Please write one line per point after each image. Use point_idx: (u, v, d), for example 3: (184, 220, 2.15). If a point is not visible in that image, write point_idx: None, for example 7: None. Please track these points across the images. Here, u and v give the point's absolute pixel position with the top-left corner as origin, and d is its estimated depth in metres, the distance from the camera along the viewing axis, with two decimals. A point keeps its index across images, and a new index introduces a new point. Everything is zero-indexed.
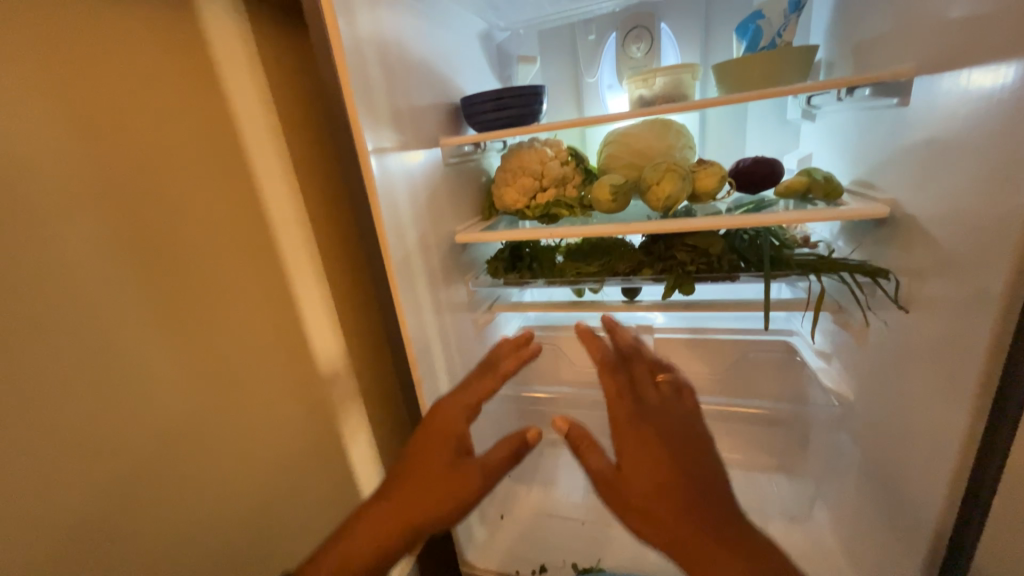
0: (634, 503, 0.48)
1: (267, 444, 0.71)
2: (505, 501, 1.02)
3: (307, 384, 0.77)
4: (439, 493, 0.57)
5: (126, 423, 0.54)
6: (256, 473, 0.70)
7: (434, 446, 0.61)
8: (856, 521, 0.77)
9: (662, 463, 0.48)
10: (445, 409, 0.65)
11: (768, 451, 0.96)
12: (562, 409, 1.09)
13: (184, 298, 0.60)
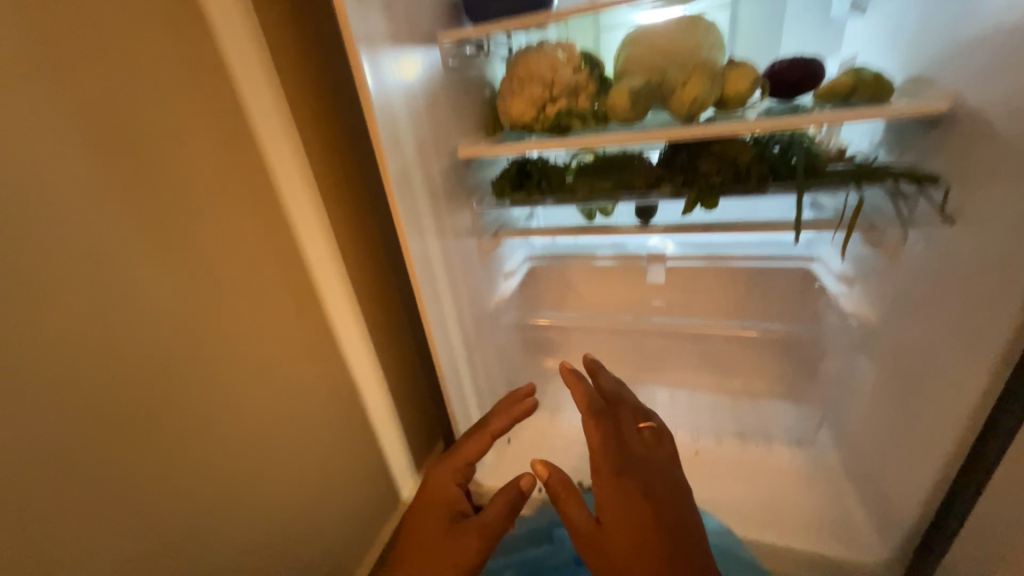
0: (611, 558, 0.53)
1: (281, 378, 0.68)
2: (510, 426, 1.03)
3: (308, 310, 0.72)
4: (443, 553, 0.60)
5: (111, 351, 0.47)
6: (263, 403, 0.65)
7: (434, 513, 0.65)
8: (867, 446, 0.75)
9: (641, 528, 0.54)
10: (435, 479, 0.69)
11: (776, 377, 0.94)
12: (567, 338, 1.07)
13: (166, 214, 0.52)
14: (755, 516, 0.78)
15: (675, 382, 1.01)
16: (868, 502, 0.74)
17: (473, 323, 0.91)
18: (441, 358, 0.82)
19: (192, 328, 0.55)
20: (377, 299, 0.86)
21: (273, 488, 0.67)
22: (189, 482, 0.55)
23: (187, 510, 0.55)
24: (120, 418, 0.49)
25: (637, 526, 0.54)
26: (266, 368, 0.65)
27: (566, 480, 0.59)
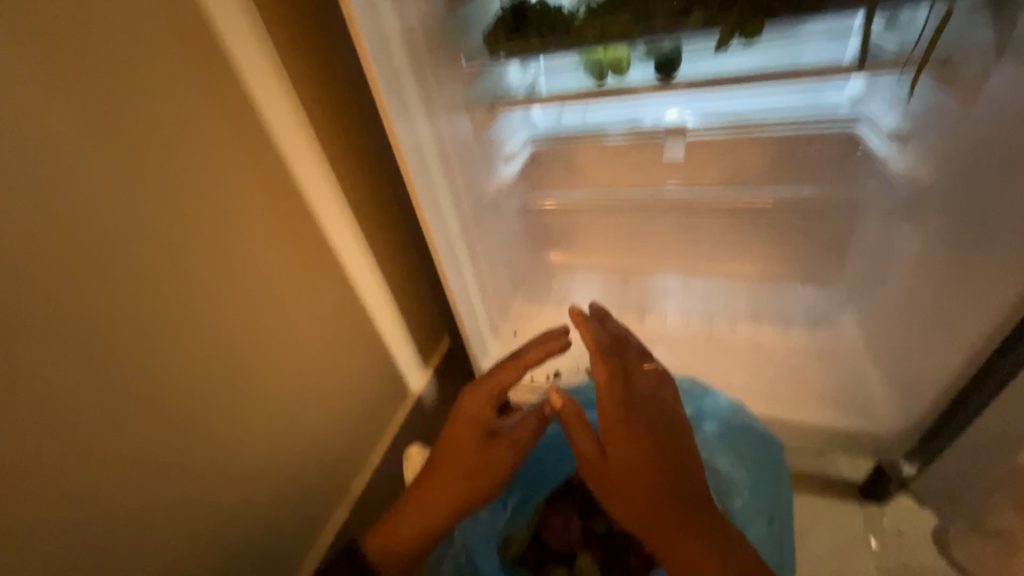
0: (613, 485, 0.52)
1: (260, 271, 0.64)
2: (516, 319, 1.00)
3: (280, 195, 0.65)
4: (476, 471, 0.60)
5: (43, 228, 0.44)
6: (241, 293, 0.62)
7: (466, 433, 0.62)
8: (901, 320, 0.71)
9: (646, 460, 0.51)
10: (468, 401, 0.64)
11: (806, 256, 0.86)
12: (577, 225, 0.98)
13: (71, 71, 0.45)
14: (761, 395, 0.79)
15: (687, 269, 0.95)
16: (896, 378, 0.71)
17: (470, 208, 0.82)
18: (437, 242, 0.77)
19: (148, 208, 0.52)
20: (361, 184, 0.77)
21: (270, 377, 0.67)
22: (166, 368, 0.55)
23: (178, 394, 0.56)
24: (73, 298, 0.47)
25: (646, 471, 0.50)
26: (241, 255, 0.62)
27: (578, 416, 0.56)
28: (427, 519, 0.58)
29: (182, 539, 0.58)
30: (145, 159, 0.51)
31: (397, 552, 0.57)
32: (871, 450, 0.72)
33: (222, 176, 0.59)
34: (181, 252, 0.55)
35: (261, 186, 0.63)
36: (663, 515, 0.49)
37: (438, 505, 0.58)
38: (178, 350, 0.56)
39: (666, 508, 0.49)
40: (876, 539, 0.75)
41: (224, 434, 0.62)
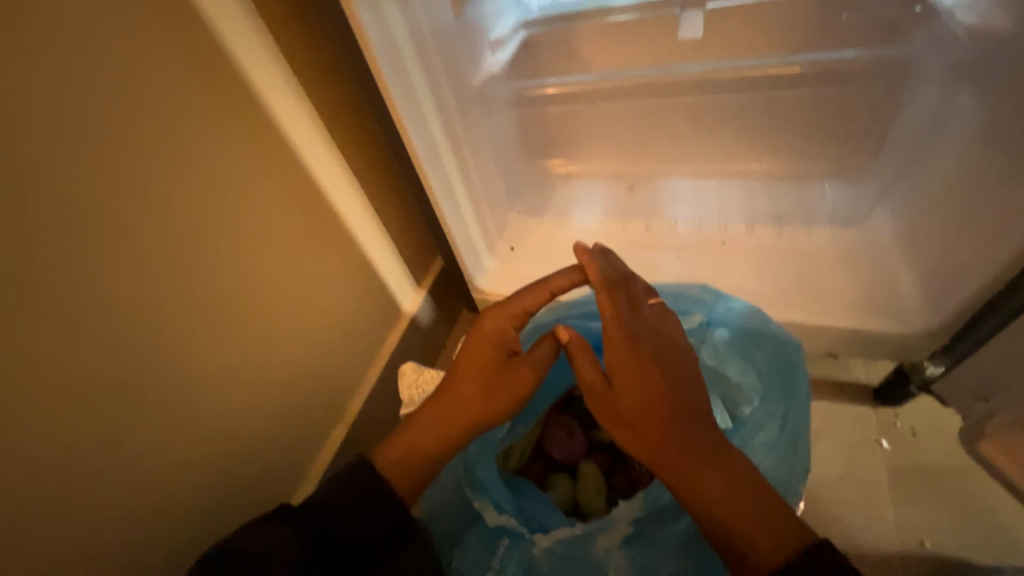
0: (620, 417, 0.48)
1: (214, 184, 0.55)
2: (513, 235, 0.90)
3: (224, 91, 0.54)
4: (495, 390, 0.55)
5: None
6: (195, 211, 0.54)
7: (484, 351, 0.57)
8: (954, 212, 0.62)
9: (651, 387, 0.47)
10: (491, 320, 0.58)
11: (838, 147, 0.76)
12: (576, 124, 0.86)
13: None
14: (782, 297, 0.71)
15: (702, 171, 0.87)
16: (931, 277, 0.65)
17: (455, 104, 0.71)
18: (415, 141, 0.67)
19: (59, 100, 0.42)
20: (324, 73, 0.65)
21: (245, 301, 0.61)
22: (117, 298, 0.48)
23: (141, 322, 0.51)
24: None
25: (660, 403, 0.46)
26: (189, 162, 0.52)
27: (584, 349, 0.52)
28: (442, 432, 0.54)
29: (175, 466, 0.56)
30: (42, 36, 0.40)
31: (408, 466, 0.54)
32: (894, 353, 0.67)
33: (146, 62, 0.48)
34: (111, 158, 0.46)
35: (197, 75, 0.52)
36: (677, 446, 0.45)
37: (454, 420, 0.55)
38: (130, 274, 0.49)
39: (680, 438, 0.45)
40: (887, 440, 0.73)
41: (204, 361, 0.58)
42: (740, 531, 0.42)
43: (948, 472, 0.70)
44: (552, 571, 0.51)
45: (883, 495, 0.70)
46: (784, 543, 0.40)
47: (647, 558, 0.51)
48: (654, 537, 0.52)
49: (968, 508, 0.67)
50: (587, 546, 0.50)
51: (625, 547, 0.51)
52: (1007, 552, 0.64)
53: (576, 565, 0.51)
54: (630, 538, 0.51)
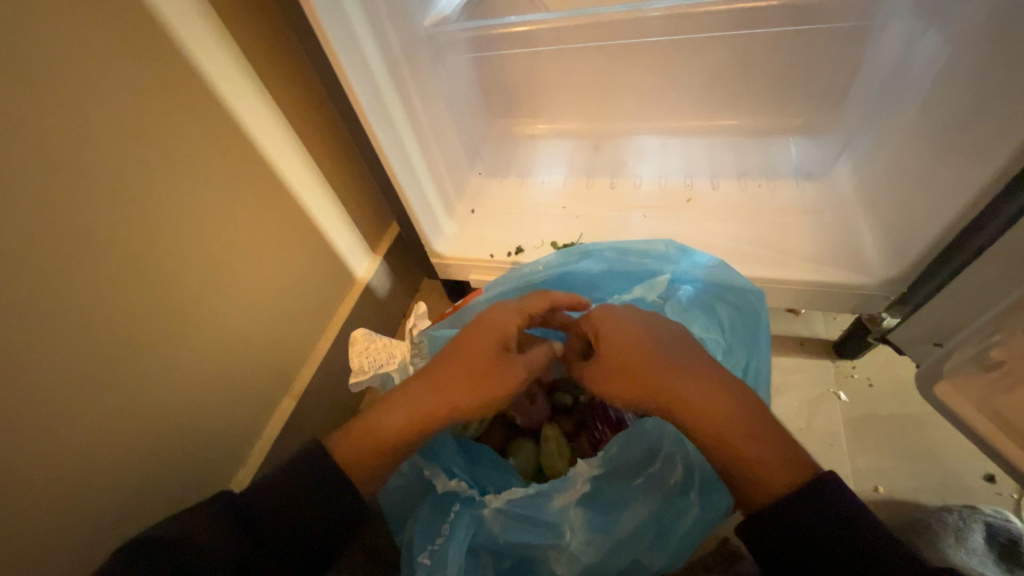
0: (615, 363, 0.48)
1: (124, 136, 0.47)
2: (474, 197, 0.85)
3: (129, 27, 0.46)
4: (485, 382, 0.50)
5: None
6: (101, 168, 0.46)
7: (483, 335, 0.51)
8: (917, 163, 0.61)
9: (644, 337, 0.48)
10: (497, 308, 0.54)
11: (804, 95, 0.74)
12: (539, 76, 0.81)
13: None
14: (747, 252, 0.70)
15: (666, 128, 0.84)
16: (892, 229, 0.64)
17: (403, 53, 0.64)
18: (360, 95, 0.58)
19: None
20: (251, 3, 0.56)
21: (170, 266, 0.53)
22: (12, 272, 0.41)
23: (45, 299, 0.44)
24: None
25: (649, 347, 0.47)
26: (85, 103, 0.44)
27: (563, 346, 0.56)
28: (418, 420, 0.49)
29: (96, 450, 0.50)
30: None
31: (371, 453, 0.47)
32: (852, 305, 0.68)
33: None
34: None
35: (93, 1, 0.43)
36: (673, 387, 0.44)
37: (433, 409, 0.49)
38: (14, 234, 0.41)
39: (676, 386, 0.45)
40: (845, 392, 0.74)
41: (123, 334, 0.50)
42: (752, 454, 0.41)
43: (901, 421, 0.71)
44: (503, 530, 0.49)
45: (840, 445, 0.71)
46: (795, 471, 0.39)
47: (602, 513, 0.50)
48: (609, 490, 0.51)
49: (918, 454, 0.69)
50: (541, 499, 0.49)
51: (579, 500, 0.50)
52: (955, 495, 0.66)
53: (528, 524, 0.49)
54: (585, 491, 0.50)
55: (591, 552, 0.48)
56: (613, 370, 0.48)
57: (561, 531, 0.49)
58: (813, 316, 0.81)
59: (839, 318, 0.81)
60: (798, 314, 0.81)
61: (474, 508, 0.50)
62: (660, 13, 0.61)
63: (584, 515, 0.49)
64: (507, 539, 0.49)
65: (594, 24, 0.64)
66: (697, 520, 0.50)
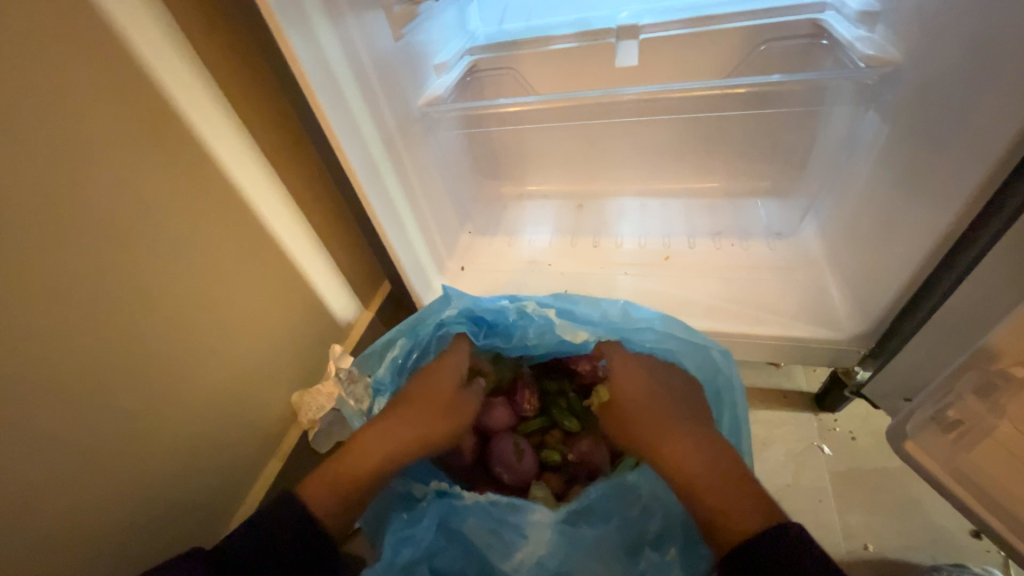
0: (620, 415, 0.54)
1: (142, 218, 0.52)
2: (463, 254, 0.89)
3: (158, 126, 0.52)
4: (447, 418, 0.57)
5: None
6: (116, 247, 0.50)
7: (446, 382, 0.59)
8: (871, 225, 0.66)
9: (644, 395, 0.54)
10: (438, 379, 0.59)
11: (768, 161, 0.81)
12: (525, 145, 0.88)
13: None
14: (725, 309, 0.74)
15: (644, 190, 0.91)
16: (855, 287, 0.69)
17: (397, 129, 0.69)
18: (357, 170, 0.63)
19: None
20: (258, 92, 0.62)
21: (169, 332, 0.56)
22: (29, 347, 0.44)
23: (54, 372, 0.46)
24: None
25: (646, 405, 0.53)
26: (113, 193, 0.49)
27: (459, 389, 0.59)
28: (391, 455, 0.53)
29: (78, 518, 0.50)
30: None
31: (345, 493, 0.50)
32: (827, 359, 0.71)
33: (50, 74, 0.43)
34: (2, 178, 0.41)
35: (127, 105, 0.49)
36: (665, 445, 0.49)
37: (403, 444, 0.54)
38: (22, 311, 0.44)
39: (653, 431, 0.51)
40: (828, 446, 0.75)
41: (116, 400, 0.52)
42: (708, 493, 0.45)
43: (885, 476, 0.72)
44: (474, 523, 0.50)
45: (828, 501, 0.71)
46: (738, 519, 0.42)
47: (568, 552, 0.49)
48: (589, 541, 0.49)
49: (905, 510, 0.69)
50: (510, 523, 0.49)
51: (550, 546, 0.49)
52: (944, 553, 0.65)
53: (499, 526, 0.50)
54: (560, 538, 0.49)
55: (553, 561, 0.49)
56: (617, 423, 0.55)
57: (528, 539, 0.49)
58: (793, 368, 0.84)
59: (819, 370, 0.83)
60: (779, 366, 0.84)
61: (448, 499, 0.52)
62: (634, 96, 0.67)
63: (550, 549, 0.49)
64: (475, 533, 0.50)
65: (570, 106, 0.70)
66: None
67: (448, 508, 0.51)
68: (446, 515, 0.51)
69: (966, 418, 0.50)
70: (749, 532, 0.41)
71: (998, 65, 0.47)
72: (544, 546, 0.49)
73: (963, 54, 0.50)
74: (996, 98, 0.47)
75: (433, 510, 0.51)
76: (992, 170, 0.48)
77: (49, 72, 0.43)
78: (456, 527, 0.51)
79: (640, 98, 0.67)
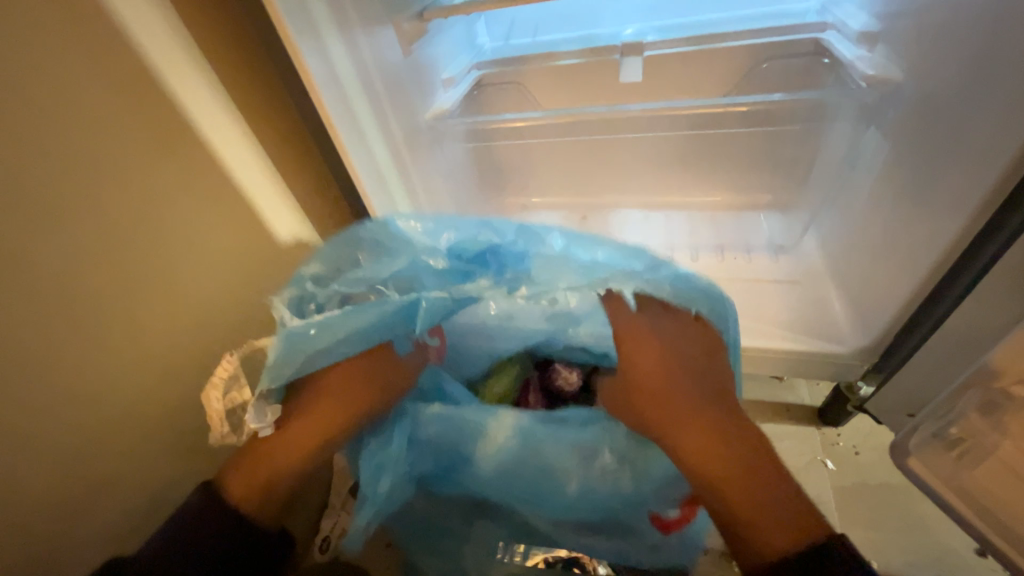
0: (636, 398, 0.51)
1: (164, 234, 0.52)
2: None
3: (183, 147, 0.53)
4: (373, 393, 0.56)
5: None
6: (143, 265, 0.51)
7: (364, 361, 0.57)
8: (871, 241, 0.67)
9: (660, 373, 0.50)
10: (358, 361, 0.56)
11: (771, 175, 0.82)
12: (531, 158, 0.89)
13: None
14: None
15: (649, 203, 0.92)
16: (857, 301, 0.69)
17: (405, 141, 0.70)
18: (363, 181, 0.65)
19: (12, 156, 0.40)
20: None
21: (182, 349, 0.55)
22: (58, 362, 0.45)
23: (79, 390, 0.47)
24: None
25: (665, 390, 0.49)
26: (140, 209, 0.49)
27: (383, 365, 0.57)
28: (324, 431, 0.53)
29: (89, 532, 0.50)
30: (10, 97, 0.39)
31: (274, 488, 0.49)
32: (830, 373, 0.71)
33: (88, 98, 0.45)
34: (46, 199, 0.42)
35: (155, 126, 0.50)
36: (683, 426, 0.47)
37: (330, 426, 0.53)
38: (43, 335, 0.42)
39: (675, 418, 0.48)
40: (832, 460, 0.75)
41: (130, 419, 0.51)
42: (738, 501, 0.42)
43: (888, 491, 0.72)
44: (439, 429, 0.56)
45: (831, 516, 0.71)
46: (772, 531, 0.40)
47: (523, 449, 0.54)
48: (550, 440, 0.54)
49: (908, 525, 0.69)
50: (471, 421, 0.55)
51: (512, 442, 0.54)
52: (949, 570, 0.65)
53: (461, 426, 0.56)
54: (519, 438, 0.54)
55: (513, 459, 0.54)
56: (630, 407, 0.52)
57: (487, 433, 0.55)
58: (797, 382, 0.84)
59: (822, 384, 0.83)
60: (782, 379, 0.84)
61: (415, 411, 0.57)
62: (640, 112, 0.68)
63: (510, 442, 0.54)
64: (442, 437, 0.56)
65: (577, 120, 0.71)
66: (628, 495, 0.54)
67: (413, 420, 0.57)
68: (413, 425, 0.57)
69: (968, 435, 0.50)
70: (784, 548, 0.39)
71: (998, 85, 0.48)
72: (507, 445, 0.54)
73: (964, 75, 0.51)
74: (995, 118, 0.48)
75: (401, 426, 0.56)
76: (993, 191, 0.48)
77: (86, 97, 0.44)
78: (424, 433, 0.57)
79: (644, 113, 0.68)
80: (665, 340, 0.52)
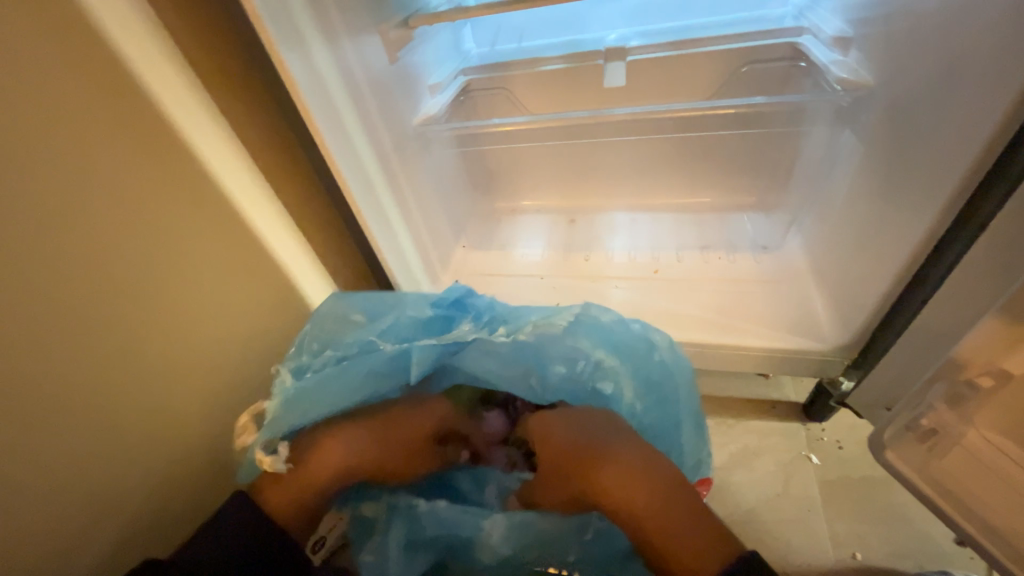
0: (549, 476, 0.53)
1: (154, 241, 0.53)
2: (459, 267, 0.91)
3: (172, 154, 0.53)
4: (411, 453, 0.57)
5: None
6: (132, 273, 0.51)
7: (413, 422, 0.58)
8: (850, 240, 0.68)
9: (566, 443, 0.53)
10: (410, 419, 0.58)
11: (754, 176, 0.84)
12: (519, 161, 0.90)
13: None
14: (714, 321, 0.76)
15: (636, 206, 0.93)
16: (838, 298, 0.70)
17: (392, 147, 0.71)
18: (352, 187, 0.65)
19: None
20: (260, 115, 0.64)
21: (175, 357, 0.55)
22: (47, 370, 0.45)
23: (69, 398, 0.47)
24: None
25: (577, 453, 0.51)
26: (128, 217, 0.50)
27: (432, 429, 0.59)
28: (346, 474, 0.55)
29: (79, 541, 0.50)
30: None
31: (300, 499, 0.53)
32: (813, 369, 0.72)
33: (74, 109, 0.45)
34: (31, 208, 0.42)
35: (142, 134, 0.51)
36: (602, 468, 0.49)
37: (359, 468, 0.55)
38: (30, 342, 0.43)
39: (586, 477, 0.50)
40: (817, 454, 0.77)
41: (123, 427, 0.51)
42: (665, 531, 0.44)
43: (872, 484, 0.73)
44: (430, 528, 0.54)
45: (817, 510, 0.72)
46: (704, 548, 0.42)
47: (517, 535, 0.52)
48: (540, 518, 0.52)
49: (891, 517, 0.70)
50: (462, 520, 0.53)
51: (507, 535, 0.52)
52: (932, 560, 0.66)
53: (451, 527, 0.53)
54: (509, 528, 0.52)
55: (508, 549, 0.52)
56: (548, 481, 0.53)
57: (481, 529, 0.52)
58: (783, 379, 0.85)
59: (807, 380, 0.85)
60: (768, 376, 0.85)
61: (406, 512, 0.56)
62: (626, 115, 0.69)
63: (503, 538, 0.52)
64: (435, 538, 0.54)
65: (563, 125, 0.72)
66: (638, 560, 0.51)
67: (409, 517, 0.55)
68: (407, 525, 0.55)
69: (939, 426, 0.52)
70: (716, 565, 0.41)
71: (960, 88, 0.50)
72: (499, 546, 0.52)
73: (930, 79, 0.53)
74: (957, 120, 0.50)
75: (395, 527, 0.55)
76: (958, 189, 0.50)
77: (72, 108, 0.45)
78: (417, 535, 0.55)
79: (631, 118, 0.69)
80: (572, 414, 0.56)
